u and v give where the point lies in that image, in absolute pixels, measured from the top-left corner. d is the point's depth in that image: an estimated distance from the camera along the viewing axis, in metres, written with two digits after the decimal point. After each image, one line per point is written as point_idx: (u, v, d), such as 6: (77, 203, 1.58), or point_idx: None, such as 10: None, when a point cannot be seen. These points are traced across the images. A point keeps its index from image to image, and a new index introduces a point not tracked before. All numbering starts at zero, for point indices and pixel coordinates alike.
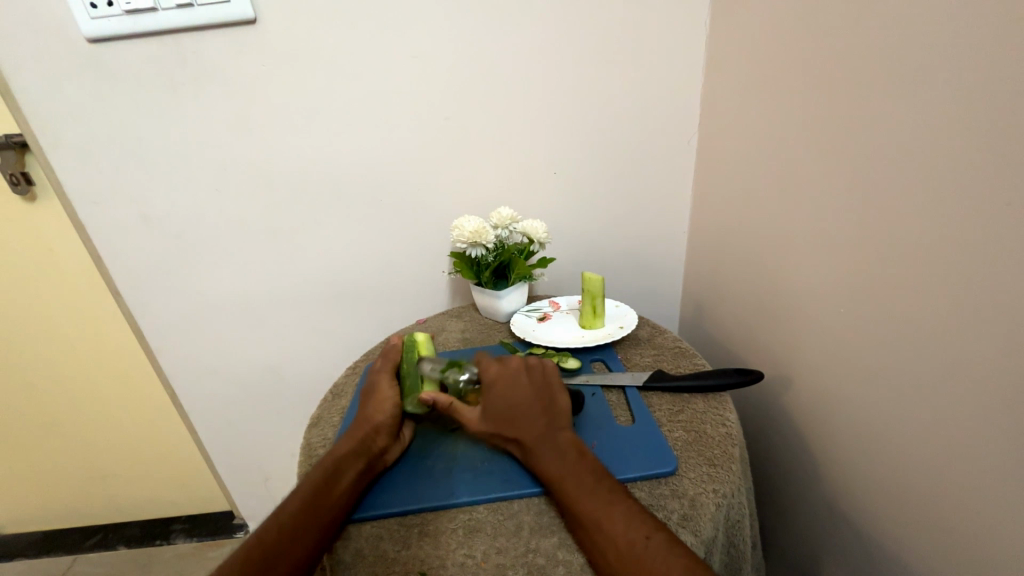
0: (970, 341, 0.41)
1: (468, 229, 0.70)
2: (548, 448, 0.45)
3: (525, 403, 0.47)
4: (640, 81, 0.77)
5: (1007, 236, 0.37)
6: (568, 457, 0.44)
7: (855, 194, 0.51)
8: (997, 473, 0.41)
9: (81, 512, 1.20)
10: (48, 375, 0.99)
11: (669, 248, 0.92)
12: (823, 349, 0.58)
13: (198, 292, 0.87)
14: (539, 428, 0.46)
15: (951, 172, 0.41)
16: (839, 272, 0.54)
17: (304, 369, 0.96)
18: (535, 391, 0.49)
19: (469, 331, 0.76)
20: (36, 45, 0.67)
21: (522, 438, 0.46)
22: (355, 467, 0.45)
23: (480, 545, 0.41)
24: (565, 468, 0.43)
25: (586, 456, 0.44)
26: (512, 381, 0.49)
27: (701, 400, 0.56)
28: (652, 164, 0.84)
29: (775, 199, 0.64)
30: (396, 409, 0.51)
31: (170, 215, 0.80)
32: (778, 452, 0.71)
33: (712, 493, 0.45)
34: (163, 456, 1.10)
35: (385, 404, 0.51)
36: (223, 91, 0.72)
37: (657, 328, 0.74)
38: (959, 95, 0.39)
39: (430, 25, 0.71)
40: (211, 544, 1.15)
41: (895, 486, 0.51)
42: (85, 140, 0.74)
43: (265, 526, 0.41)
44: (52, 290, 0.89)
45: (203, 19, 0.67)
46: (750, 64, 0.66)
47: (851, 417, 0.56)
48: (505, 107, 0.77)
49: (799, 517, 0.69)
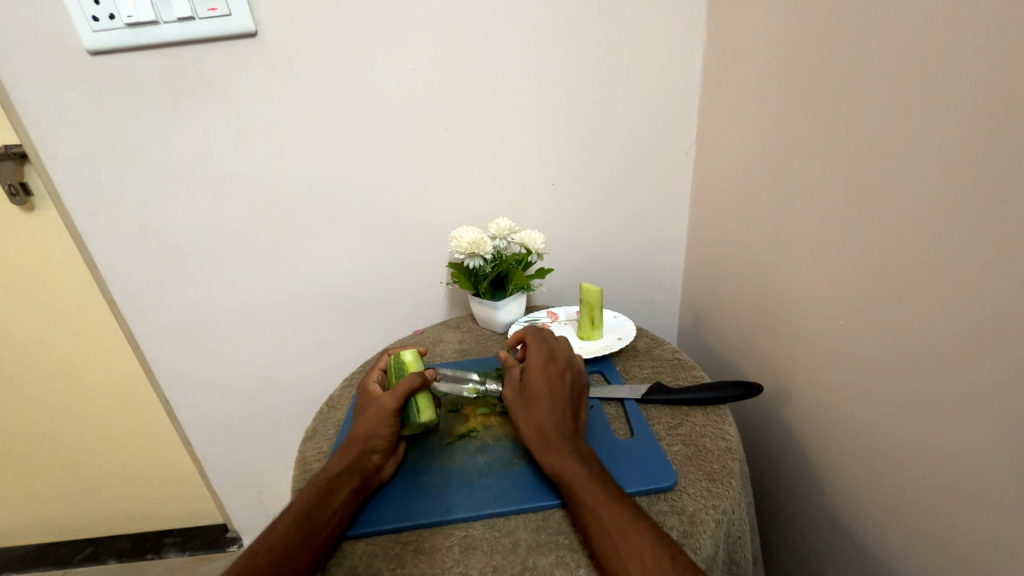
0: (970, 354, 0.41)
1: (466, 239, 0.70)
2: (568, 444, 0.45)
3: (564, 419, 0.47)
4: (638, 94, 0.77)
5: (1010, 249, 0.37)
6: (593, 470, 0.43)
7: (853, 206, 0.51)
8: (1000, 490, 0.40)
9: (70, 525, 1.18)
10: (43, 386, 0.99)
11: (667, 258, 0.92)
12: (823, 362, 0.58)
13: (196, 302, 0.86)
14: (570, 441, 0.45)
15: (951, 184, 0.41)
16: (839, 285, 0.54)
17: (300, 380, 0.95)
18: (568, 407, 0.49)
19: (467, 342, 0.76)
20: (38, 57, 0.68)
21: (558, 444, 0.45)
22: (347, 487, 0.45)
23: (475, 563, 0.40)
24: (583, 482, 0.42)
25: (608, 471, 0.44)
26: (548, 373, 0.51)
27: (699, 413, 0.56)
28: (650, 175, 0.84)
29: (774, 211, 0.64)
30: (391, 430, 0.48)
31: (168, 225, 0.80)
32: (778, 465, 0.70)
33: (712, 509, 0.44)
34: (157, 468, 1.09)
35: (377, 423, 0.48)
36: (223, 102, 0.73)
37: (656, 340, 0.73)
38: (956, 112, 0.40)
39: (429, 37, 0.71)
40: (204, 558, 1.14)
41: (895, 500, 0.51)
42: (83, 150, 0.74)
43: (255, 546, 0.40)
44: (49, 300, 0.89)
45: (205, 32, 0.67)
46: (747, 78, 0.67)
47: (852, 431, 0.55)
48: (504, 117, 0.77)
49: (800, 532, 0.68)
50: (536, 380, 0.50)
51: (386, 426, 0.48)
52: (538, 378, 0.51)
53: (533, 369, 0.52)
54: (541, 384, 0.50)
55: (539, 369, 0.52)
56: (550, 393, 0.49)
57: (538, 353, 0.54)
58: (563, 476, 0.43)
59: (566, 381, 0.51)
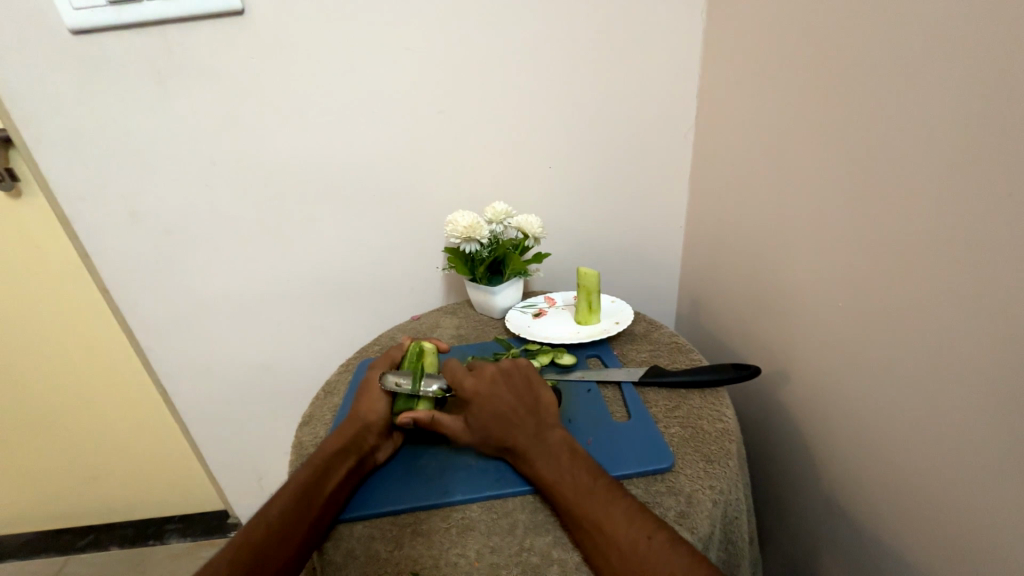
0: (969, 334, 0.40)
1: (462, 224, 0.69)
2: (539, 451, 0.44)
3: (513, 412, 0.47)
4: (635, 73, 0.76)
5: (1004, 226, 0.36)
6: (562, 457, 0.43)
7: (849, 189, 0.50)
8: (992, 466, 0.40)
9: (70, 512, 1.18)
10: (37, 375, 0.98)
11: (666, 243, 0.91)
12: (818, 346, 0.58)
13: (191, 289, 0.85)
14: (530, 434, 0.45)
15: (950, 160, 0.40)
16: (834, 267, 0.53)
17: (297, 367, 0.95)
18: (517, 398, 0.49)
19: (463, 327, 0.76)
20: (19, 37, 0.66)
21: (517, 443, 0.45)
22: (344, 465, 0.45)
23: (472, 544, 0.40)
24: (564, 469, 0.42)
25: (579, 454, 0.44)
26: (490, 394, 0.48)
27: (697, 396, 0.56)
28: (648, 157, 0.83)
29: (771, 195, 0.63)
30: (388, 411, 0.50)
31: (159, 211, 0.79)
32: (774, 446, 0.71)
33: (709, 489, 0.44)
34: (157, 455, 1.09)
35: (380, 405, 0.51)
36: (209, 84, 0.71)
37: (653, 324, 0.73)
38: (950, 88, 0.39)
39: (422, 18, 0.70)
40: (205, 544, 1.14)
41: (889, 479, 0.51)
42: (68, 134, 0.72)
43: (252, 526, 0.40)
44: (41, 288, 0.88)
45: (189, 10, 0.65)
46: (745, 56, 0.66)
47: (846, 412, 0.55)
48: (501, 98, 0.76)
49: (796, 513, 0.68)
50: (479, 413, 0.47)
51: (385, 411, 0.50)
52: (480, 406, 0.48)
53: (470, 400, 0.48)
54: (483, 415, 0.47)
55: (478, 395, 0.48)
56: (498, 415, 0.47)
57: (470, 379, 0.50)
58: (542, 473, 0.43)
59: (517, 381, 0.50)
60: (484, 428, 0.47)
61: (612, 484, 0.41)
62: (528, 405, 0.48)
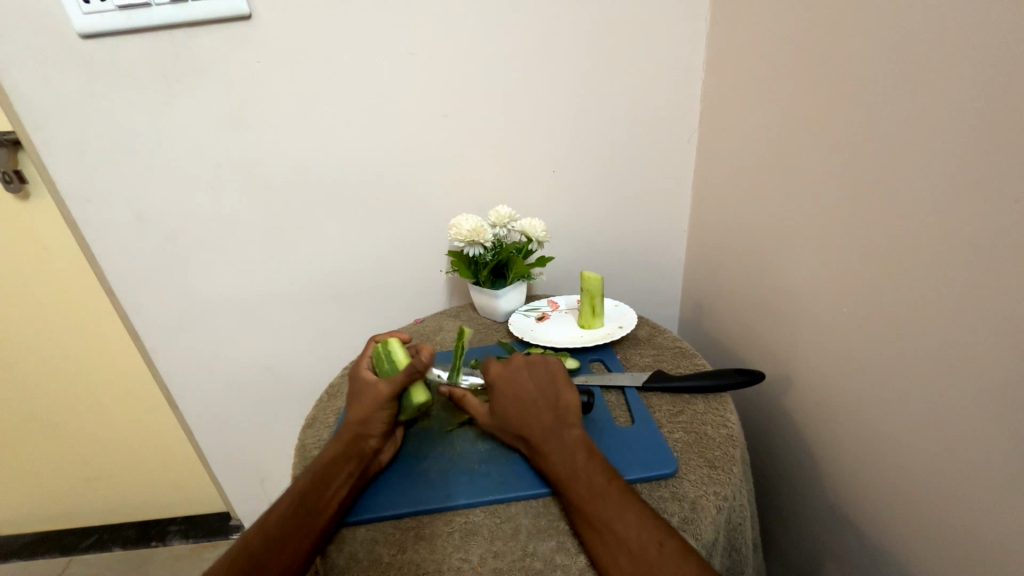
0: (974, 340, 0.40)
1: (466, 227, 0.69)
2: (552, 451, 0.44)
3: (534, 403, 0.48)
4: (639, 78, 0.76)
5: (1011, 232, 0.36)
6: (578, 457, 0.43)
7: (854, 195, 0.50)
8: (999, 474, 0.40)
9: (74, 513, 1.18)
10: (42, 376, 0.99)
11: (669, 247, 0.91)
12: (822, 352, 0.58)
13: (196, 290, 0.86)
14: (548, 431, 0.45)
15: (955, 166, 0.40)
16: (839, 273, 0.53)
17: (301, 370, 0.95)
18: (541, 390, 0.49)
19: (467, 331, 0.76)
20: (29, 41, 0.66)
21: (533, 437, 0.45)
22: (346, 470, 0.45)
23: (476, 549, 0.40)
24: (578, 470, 0.42)
25: (596, 455, 0.44)
26: (512, 377, 0.51)
27: (701, 401, 0.56)
28: (652, 162, 0.83)
29: (776, 200, 0.63)
30: (386, 415, 0.49)
31: (165, 213, 0.79)
32: (778, 452, 0.70)
33: (713, 495, 0.44)
34: (160, 457, 1.09)
35: (374, 411, 0.49)
36: (216, 87, 0.71)
37: (657, 328, 0.73)
38: (958, 94, 0.39)
39: (428, 23, 0.70)
40: (207, 545, 1.14)
41: (894, 486, 0.51)
42: (76, 136, 0.73)
43: (252, 531, 0.40)
44: (47, 289, 0.88)
45: (197, 15, 0.66)
46: (748, 61, 0.66)
47: (851, 419, 0.55)
48: (505, 102, 0.76)
49: (800, 520, 0.68)
50: (503, 397, 0.49)
51: (381, 410, 0.49)
52: (501, 389, 0.50)
53: (493, 380, 0.51)
54: (506, 399, 0.49)
55: (501, 376, 0.51)
56: (518, 404, 0.48)
57: (496, 365, 0.53)
58: (556, 474, 0.43)
59: (547, 377, 0.51)
60: (504, 415, 0.48)
61: (625, 488, 0.41)
62: (550, 399, 0.48)
